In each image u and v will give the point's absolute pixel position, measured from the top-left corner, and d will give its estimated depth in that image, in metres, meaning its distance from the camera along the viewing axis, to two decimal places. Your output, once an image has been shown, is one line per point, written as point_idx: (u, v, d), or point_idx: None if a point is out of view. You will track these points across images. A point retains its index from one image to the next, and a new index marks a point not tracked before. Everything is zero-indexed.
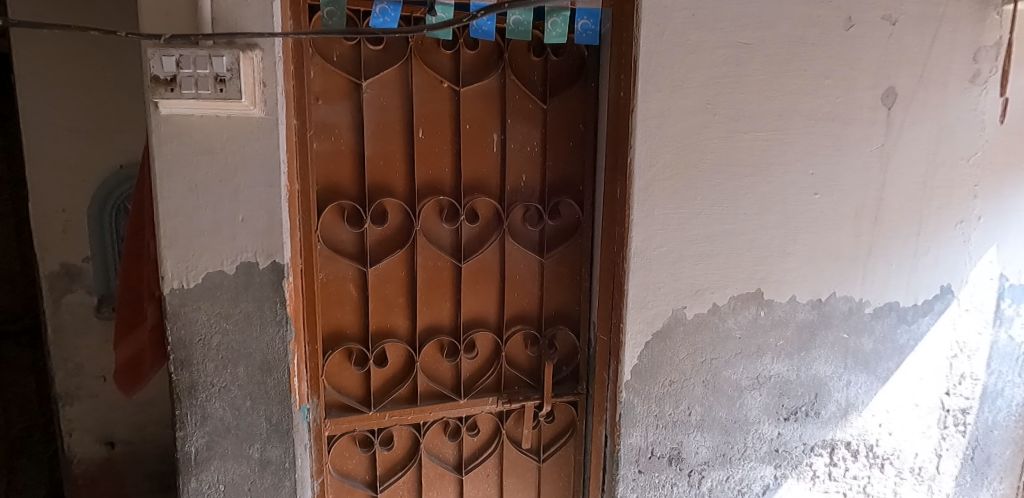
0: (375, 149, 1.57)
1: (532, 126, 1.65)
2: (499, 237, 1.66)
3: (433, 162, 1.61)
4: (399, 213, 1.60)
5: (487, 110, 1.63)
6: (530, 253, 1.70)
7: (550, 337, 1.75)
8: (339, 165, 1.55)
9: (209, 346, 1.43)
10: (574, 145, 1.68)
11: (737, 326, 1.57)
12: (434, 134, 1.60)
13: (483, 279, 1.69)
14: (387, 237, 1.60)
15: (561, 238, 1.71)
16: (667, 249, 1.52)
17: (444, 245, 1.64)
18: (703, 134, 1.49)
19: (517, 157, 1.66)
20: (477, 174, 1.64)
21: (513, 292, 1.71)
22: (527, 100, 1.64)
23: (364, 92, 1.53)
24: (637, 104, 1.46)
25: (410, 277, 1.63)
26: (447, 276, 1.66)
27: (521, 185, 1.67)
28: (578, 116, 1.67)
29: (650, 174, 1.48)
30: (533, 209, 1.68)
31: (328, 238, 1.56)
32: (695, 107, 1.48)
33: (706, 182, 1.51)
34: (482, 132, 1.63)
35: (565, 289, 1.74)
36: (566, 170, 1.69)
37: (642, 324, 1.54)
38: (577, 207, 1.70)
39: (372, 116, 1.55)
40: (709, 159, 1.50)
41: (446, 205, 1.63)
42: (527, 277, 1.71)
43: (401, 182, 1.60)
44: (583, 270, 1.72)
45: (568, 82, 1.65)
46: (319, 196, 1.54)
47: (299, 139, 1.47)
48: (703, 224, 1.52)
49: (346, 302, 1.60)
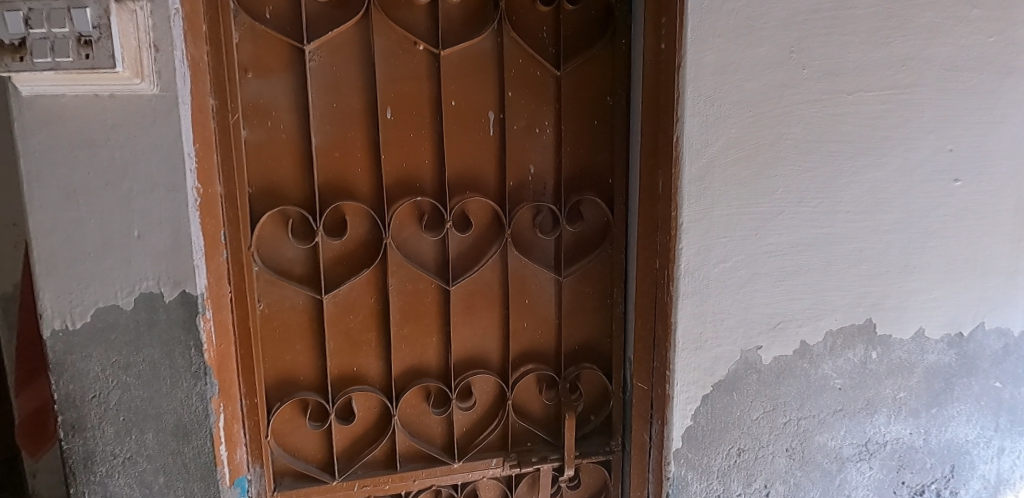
0: (327, 137, 1.17)
1: (543, 100, 1.24)
2: (501, 249, 1.24)
3: (408, 152, 1.20)
4: (362, 221, 1.19)
5: (480, 81, 1.21)
6: (543, 270, 1.28)
7: (572, 380, 1.33)
8: (281, 160, 1.16)
9: (107, 405, 1.04)
10: (599, 124, 1.28)
11: (836, 373, 1.10)
12: (408, 115, 1.19)
13: (481, 306, 1.27)
14: (348, 255, 1.20)
15: (584, 249, 1.30)
16: (734, 264, 1.06)
17: (426, 262, 1.23)
18: (785, 97, 1.03)
19: (523, 142, 1.24)
20: (469, 167, 1.23)
21: (523, 321, 1.30)
22: (533, 66, 1.23)
23: (309, 59, 1.14)
24: (687, 56, 1.00)
25: (381, 306, 1.23)
26: (432, 302, 1.25)
27: (528, 180, 1.25)
28: (602, 86, 1.27)
29: (708, 157, 1.03)
30: (547, 212, 1.27)
31: (268, 257, 1.17)
32: (773, 57, 1.02)
33: (790, 167, 1.04)
34: (474, 112, 1.22)
35: (591, 315, 1.33)
36: (589, 158, 1.28)
37: (698, 371, 1.09)
38: (604, 207, 1.29)
39: (322, 93, 1.16)
40: (796, 134, 1.04)
41: (427, 210, 1.22)
42: (543, 301, 1.30)
43: (365, 180, 1.19)
44: (614, 292, 1.31)
45: (589, 41, 1.25)
46: (254, 200, 1.15)
47: (220, 125, 1.09)
48: (787, 228, 1.06)
49: (297, 339, 1.21)
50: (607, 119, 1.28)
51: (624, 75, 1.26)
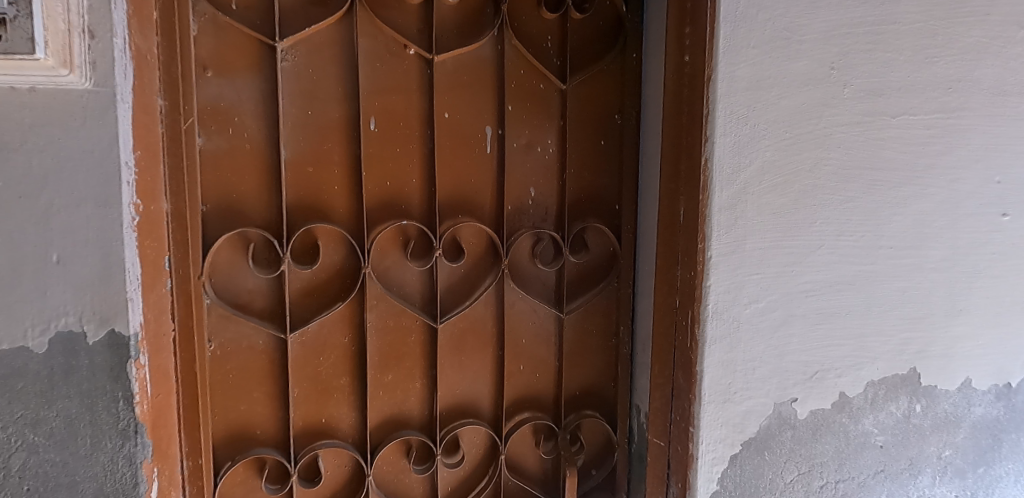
0: (299, 149, 1.01)
1: (546, 116, 1.11)
2: (496, 280, 1.09)
3: (393, 169, 1.05)
4: (338, 247, 1.03)
5: (477, 91, 1.07)
6: (543, 306, 1.13)
7: (572, 431, 1.17)
8: (243, 174, 0.99)
9: (7, 473, 0.83)
10: (606, 145, 1.15)
11: (878, 429, 0.97)
12: (394, 127, 1.04)
13: (471, 347, 1.11)
14: (319, 286, 1.03)
15: (588, 283, 1.16)
16: (768, 305, 0.93)
17: (411, 295, 1.07)
18: (825, 117, 0.91)
19: (524, 162, 1.11)
20: (462, 187, 1.08)
21: (519, 364, 1.14)
22: (536, 78, 1.10)
23: (281, 59, 0.98)
24: (719, 68, 0.89)
25: (356, 347, 1.06)
26: (416, 342, 1.09)
27: (528, 205, 1.11)
28: (611, 103, 1.15)
29: (740, 183, 0.91)
30: (548, 241, 1.12)
31: (224, 288, 0.99)
32: (813, 73, 0.90)
33: (831, 196, 0.92)
34: (470, 126, 1.07)
35: (594, 358, 1.18)
36: (596, 181, 1.15)
37: (726, 427, 0.95)
38: (611, 237, 1.15)
39: (295, 98, 1.00)
40: (837, 159, 0.92)
41: (413, 236, 1.06)
42: (542, 341, 1.15)
43: (342, 200, 1.03)
44: (620, 332, 1.17)
45: (596, 53, 1.13)
46: (208, 220, 0.97)
47: (170, 131, 0.91)
48: (826, 265, 0.93)
49: (254, 386, 1.02)
50: (615, 139, 1.16)
51: (635, 90, 1.14)
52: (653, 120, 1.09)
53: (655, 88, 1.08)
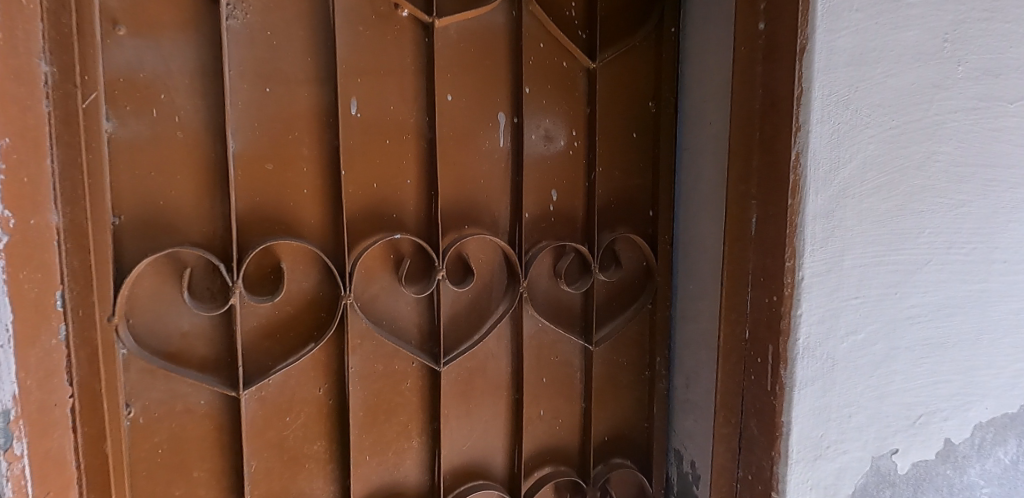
0: (254, 139, 0.74)
1: (571, 102, 0.91)
2: (511, 307, 0.88)
3: (380, 167, 0.81)
4: (312, 271, 0.79)
5: (487, 69, 0.85)
6: (568, 336, 0.93)
7: (602, 484, 0.97)
8: (173, 173, 0.71)
9: None
10: (639, 137, 0.94)
11: (984, 480, 0.84)
12: (381, 112, 0.80)
13: (481, 391, 0.89)
14: (283, 323, 0.78)
15: (618, 306, 0.96)
16: (867, 337, 0.74)
17: (405, 331, 0.84)
18: (935, 103, 0.74)
19: (543, 159, 0.90)
20: (469, 190, 0.86)
21: (538, 409, 0.93)
22: (558, 53, 0.89)
23: (228, 15, 0.72)
24: (818, 36, 0.69)
25: (334, 400, 0.81)
26: (412, 389, 0.85)
27: (551, 214, 0.91)
28: (643, 86, 0.94)
29: (840, 183, 0.71)
30: (575, 257, 0.92)
31: (146, 332, 0.71)
32: (922, 46, 0.72)
33: (940, 200, 0.75)
34: (477, 113, 0.85)
35: (625, 395, 0.98)
36: (626, 182, 0.94)
37: (818, 490, 0.75)
38: (647, 249, 0.94)
39: (248, 69, 0.74)
40: (947, 154, 0.75)
41: (408, 254, 0.83)
42: (564, 379, 0.95)
43: (313, 207, 0.78)
44: (656, 364, 0.96)
45: (629, 23, 0.92)
46: (123, 238, 0.69)
47: (60, 111, 0.64)
48: (932, 285, 0.76)
49: (193, 462, 0.74)
50: (649, 131, 0.95)
51: (675, 72, 0.92)
52: (724, 105, 0.85)
53: (726, 67, 0.85)
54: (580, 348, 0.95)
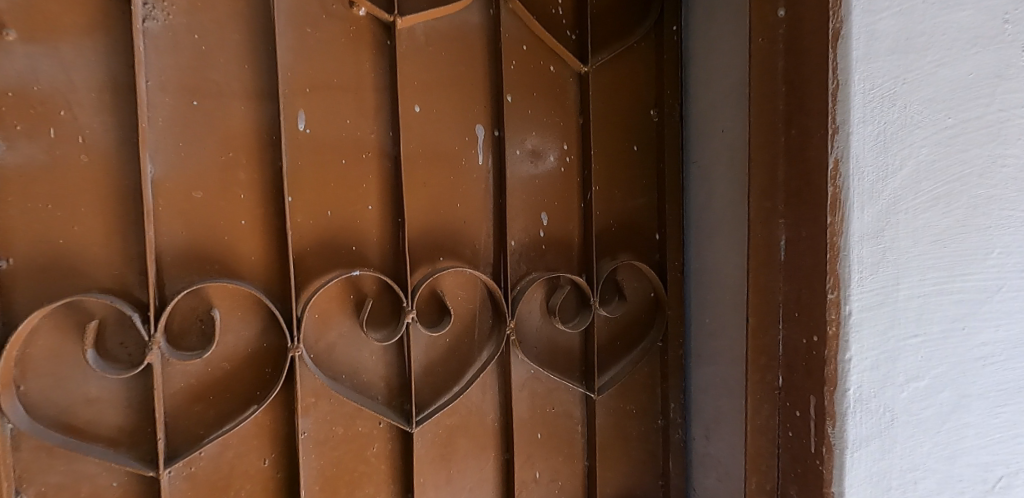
0: (179, 163, 0.62)
1: (561, 112, 0.78)
2: (497, 353, 0.75)
3: (335, 192, 0.68)
4: (254, 318, 0.66)
5: (461, 76, 0.73)
6: (569, 384, 0.79)
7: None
8: (76, 207, 0.59)
9: None
10: (641, 151, 0.81)
11: None
12: (334, 128, 0.68)
13: (463, 454, 0.75)
14: (218, 383, 0.64)
15: (624, 345, 0.83)
16: (932, 383, 0.61)
17: (370, 386, 0.70)
18: (998, 95, 0.61)
19: (531, 179, 0.77)
20: (443, 216, 0.73)
21: (532, 470, 0.79)
22: (544, 56, 0.77)
23: (145, 16, 0.60)
24: (855, 18, 0.56)
25: (284, 473, 0.67)
26: (381, 454, 0.71)
27: (541, 241, 0.78)
28: (643, 92, 0.81)
29: (890, 196, 0.58)
30: (573, 291, 0.79)
31: (42, 400, 0.58)
32: (981, 27, 0.60)
33: (1010, 214, 0.62)
34: (451, 126, 0.73)
35: (637, 451, 0.84)
36: (628, 202, 0.81)
37: None
38: (655, 278, 0.81)
39: (170, 80, 0.62)
40: (1015, 157, 0.61)
41: (370, 293, 0.70)
42: (562, 435, 0.80)
43: (254, 241, 0.65)
44: (670, 411, 0.83)
45: (624, 22, 0.80)
46: (15, 285, 0.57)
47: None
48: (1006, 317, 0.62)
49: None
50: (653, 144, 0.82)
51: (678, 76, 0.80)
52: (741, 109, 0.73)
53: (740, 65, 0.73)
54: (580, 396, 0.81)
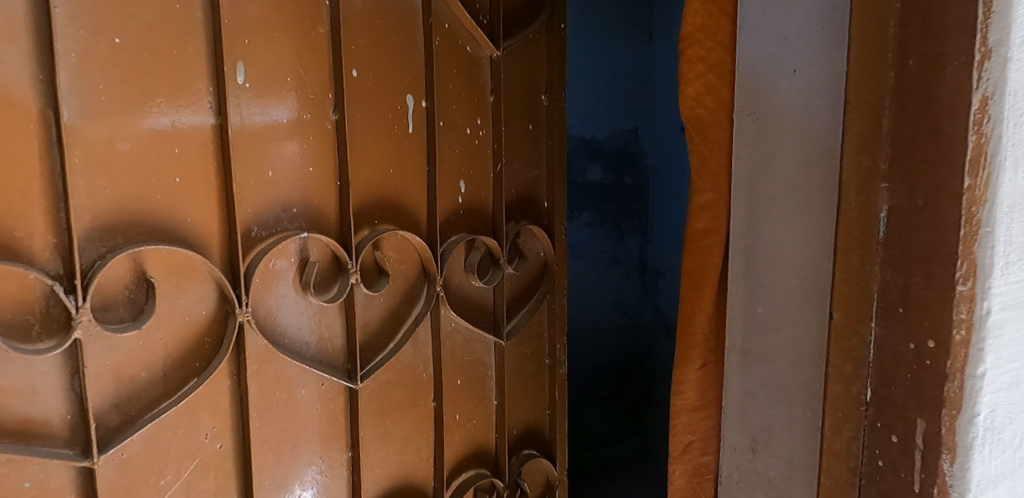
0: (100, 111, 0.47)
1: (474, 89, 0.73)
2: (430, 312, 0.71)
3: (279, 152, 0.57)
4: (196, 284, 0.54)
5: (396, 42, 0.65)
6: (482, 335, 0.77)
7: (514, 482, 0.83)
8: None
9: None
10: (535, 130, 0.81)
11: None
12: (275, 84, 0.57)
13: (399, 407, 0.70)
14: (153, 359, 0.52)
15: (522, 299, 0.83)
16: None
17: (316, 347, 0.62)
18: None
19: (453, 147, 0.72)
20: (389, 179, 0.66)
21: (454, 413, 0.76)
22: (462, 35, 0.71)
23: None
24: None
25: (230, 446, 0.58)
26: (326, 414, 0.64)
27: (459, 213, 0.73)
28: (539, 76, 0.81)
29: None
30: (487, 253, 0.76)
31: None
32: None
33: None
34: (385, 96, 0.65)
35: (532, 387, 0.86)
36: (526, 174, 0.81)
37: None
38: (547, 242, 0.83)
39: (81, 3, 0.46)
40: None
41: (317, 256, 0.61)
42: (478, 380, 0.78)
43: (191, 206, 0.53)
44: (557, 353, 0.86)
45: (523, 11, 0.78)
46: None
47: None
48: None
49: None
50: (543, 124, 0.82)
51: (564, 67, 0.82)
52: (842, 36, 0.52)
53: None
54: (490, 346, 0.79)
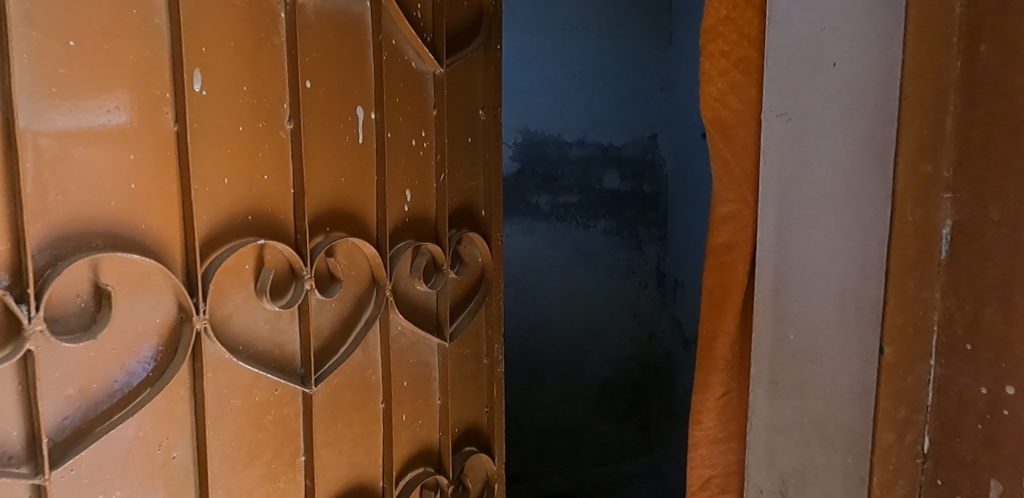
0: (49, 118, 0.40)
1: (418, 102, 0.67)
2: (380, 315, 0.64)
3: (236, 159, 0.50)
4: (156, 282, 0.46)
5: (347, 54, 0.59)
6: (427, 338, 0.71)
7: (457, 479, 0.78)
8: None
9: None
10: (474, 142, 0.76)
11: None
12: (231, 96, 0.50)
13: (350, 412, 0.63)
14: (110, 366, 0.44)
15: (463, 304, 0.77)
16: None
17: (272, 355, 0.55)
18: None
19: (398, 158, 0.65)
20: (345, 189, 0.59)
21: (400, 413, 0.69)
22: (405, 50, 0.65)
23: None
24: None
25: (186, 456, 0.49)
26: (285, 420, 0.57)
27: (404, 227, 0.66)
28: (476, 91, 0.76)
29: None
30: (431, 257, 0.70)
31: None
32: None
33: None
34: (336, 107, 0.58)
35: (471, 383, 0.80)
36: (464, 184, 0.75)
37: None
38: (484, 248, 0.78)
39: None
40: None
41: (271, 263, 0.54)
42: (422, 378, 0.72)
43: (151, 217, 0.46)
44: (493, 351, 0.81)
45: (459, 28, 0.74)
46: None
47: None
48: None
49: None
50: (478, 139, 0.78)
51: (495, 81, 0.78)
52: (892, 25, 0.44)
53: None
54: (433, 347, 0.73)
